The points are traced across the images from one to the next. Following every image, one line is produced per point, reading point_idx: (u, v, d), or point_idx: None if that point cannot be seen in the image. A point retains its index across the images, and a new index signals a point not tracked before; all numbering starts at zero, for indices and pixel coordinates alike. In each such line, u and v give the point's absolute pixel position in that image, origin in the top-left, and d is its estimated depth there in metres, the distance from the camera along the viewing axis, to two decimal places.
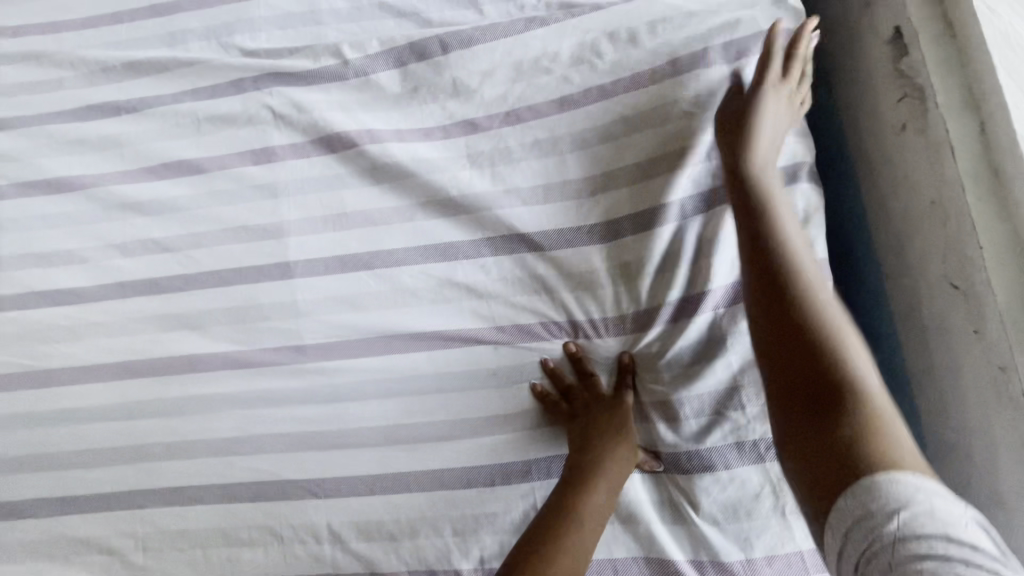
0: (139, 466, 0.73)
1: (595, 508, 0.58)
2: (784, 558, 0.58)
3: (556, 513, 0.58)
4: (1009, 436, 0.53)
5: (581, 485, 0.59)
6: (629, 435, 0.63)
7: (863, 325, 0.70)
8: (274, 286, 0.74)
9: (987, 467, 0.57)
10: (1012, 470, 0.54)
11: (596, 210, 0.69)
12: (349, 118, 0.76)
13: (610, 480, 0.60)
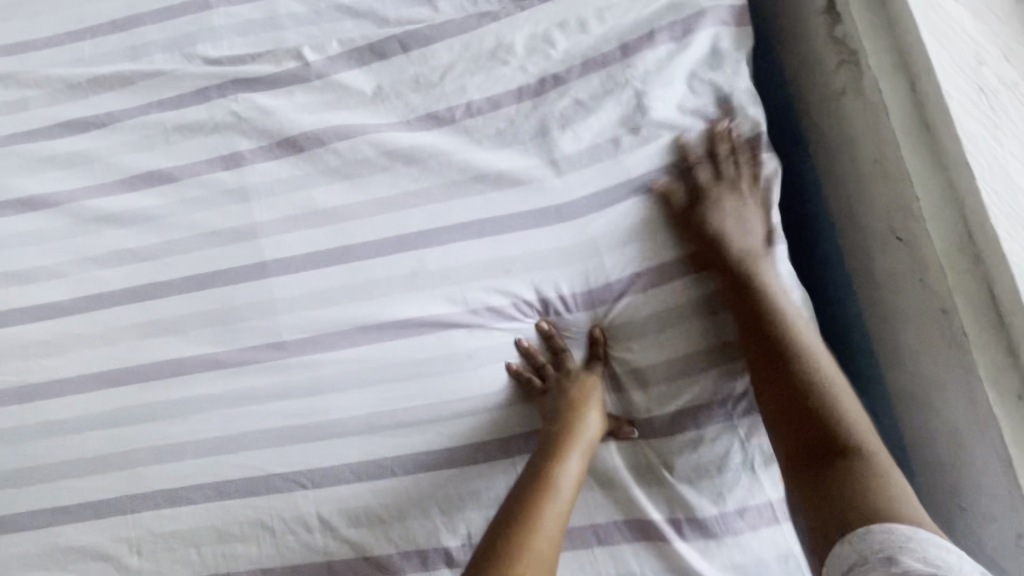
0: (128, 472, 0.74)
1: (568, 471, 0.61)
2: (755, 510, 0.61)
3: (531, 484, 0.60)
4: (954, 377, 0.56)
5: (551, 455, 0.62)
6: (594, 403, 0.65)
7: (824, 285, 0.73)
8: (249, 286, 0.75)
9: (940, 408, 0.59)
10: (959, 409, 0.56)
11: (558, 190, 0.71)
12: (314, 119, 0.78)
13: (580, 446, 0.62)
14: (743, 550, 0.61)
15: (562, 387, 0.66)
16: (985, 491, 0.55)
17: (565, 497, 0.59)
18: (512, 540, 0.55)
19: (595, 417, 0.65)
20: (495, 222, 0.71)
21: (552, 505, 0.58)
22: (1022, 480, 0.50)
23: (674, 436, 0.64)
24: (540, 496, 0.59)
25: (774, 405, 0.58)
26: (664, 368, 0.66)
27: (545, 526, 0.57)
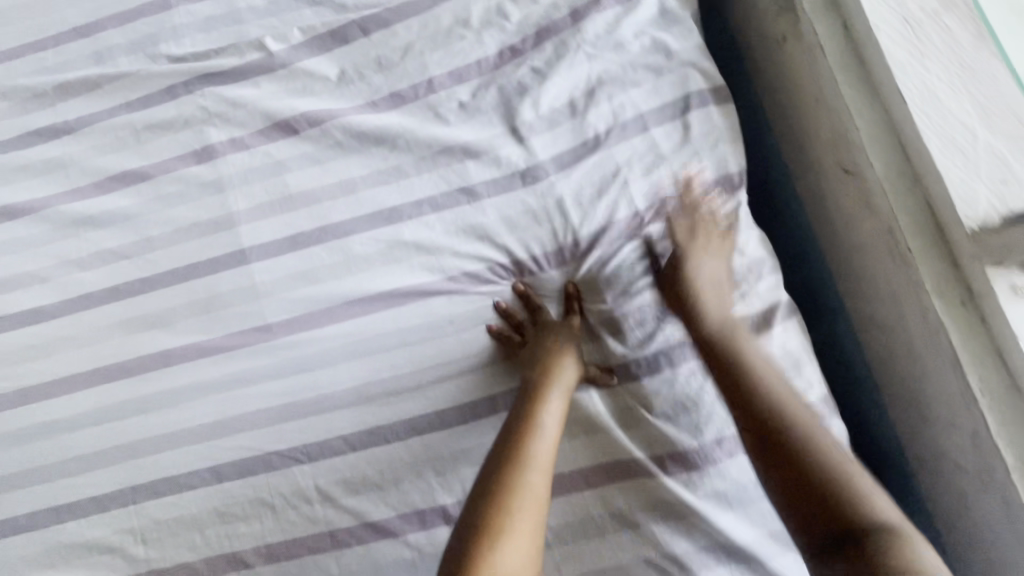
0: (128, 464, 0.76)
1: (551, 411, 0.64)
2: (732, 438, 0.65)
3: (516, 428, 0.62)
4: (907, 294, 0.58)
5: (533, 399, 0.64)
6: (571, 348, 0.68)
7: (785, 227, 0.77)
8: (232, 274, 0.77)
9: (897, 328, 0.62)
10: (914, 324, 0.59)
11: (523, 153, 0.73)
12: (281, 106, 0.80)
13: (560, 386, 0.65)
14: (725, 477, 0.64)
15: (540, 337, 0.69)
16: (943, 399, 0.58)
17: (550, 435, 0.62)
18: (503, 482, 0.58)
19: (572, 359, 0.67)
20: (465, 190, 0.73)
21: (539, 443, 0.61)
22: (972, 378, 0.53)
23: (651, 378, 0.67)
24: (525, 437, 0.61)
25: (771, 466, 0.54)
26: (638, 314, 0.69)
27: (534, 463, 0.60)
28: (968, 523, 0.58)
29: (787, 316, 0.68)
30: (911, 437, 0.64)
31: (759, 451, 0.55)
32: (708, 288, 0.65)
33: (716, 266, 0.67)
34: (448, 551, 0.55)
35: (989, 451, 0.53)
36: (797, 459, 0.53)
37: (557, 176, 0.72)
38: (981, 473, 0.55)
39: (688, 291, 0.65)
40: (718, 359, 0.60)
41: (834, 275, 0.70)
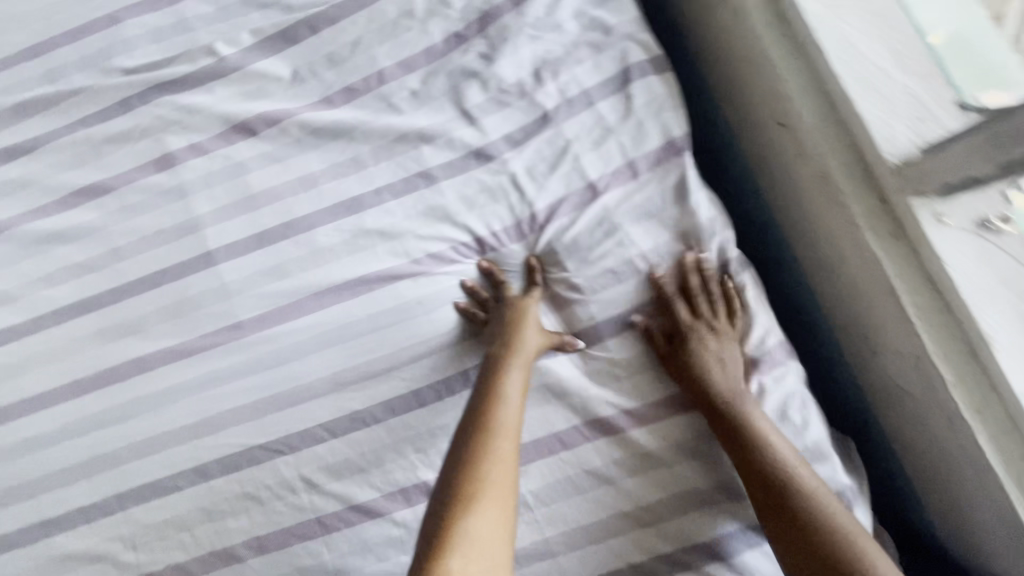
0: (112, 472, 0.76)
1: (512, 382, 0.66)
2: None
3: (480, 403, 0.64)
4: (843, 234, 0.62)
5: (494, 372, 0.67)
6: (530, 317, 0.71)
7: (735, 186, 0.80)
8: (200, 276, 0.78)
9: (837, 268, 0.66)
10: (851, 262, 0.63)
11: (476, 135, 0.75)
12: (237, 109, 0.81)
13: (520, 358, 0.68)
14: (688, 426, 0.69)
15: (500, 312, 0.71)
16: (883, 328, 0.62)
17: (513, 407, 0.64)
18: (471, 455, 0.60)
19: (533, 331, 0.70)
20: (423, 175, 0.75)
21: (503, 414, 0.63)
22: (905, 303, 0.57)
23: (614, 338, 0.71)
24: (489, 410, 0.63)
25: (777, 522, 0.61)
26: (598, 280, 0.72)
27: (501, 433, 0.62)
28: (914, 438, 0.64)
29: (739, 270, 0.72)
30: (860, 370, 0.68)
31: (770, 509, 0.61)
32: (715, 353, 0.68)
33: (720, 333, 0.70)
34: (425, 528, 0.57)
35: (930, 371, 0.57)
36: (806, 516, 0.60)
37: (510, 154, 0.74)
38: (927, 394, 0.59)
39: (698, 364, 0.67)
40: (733, 431, 0.64)
41: (780, 226, 0.74)
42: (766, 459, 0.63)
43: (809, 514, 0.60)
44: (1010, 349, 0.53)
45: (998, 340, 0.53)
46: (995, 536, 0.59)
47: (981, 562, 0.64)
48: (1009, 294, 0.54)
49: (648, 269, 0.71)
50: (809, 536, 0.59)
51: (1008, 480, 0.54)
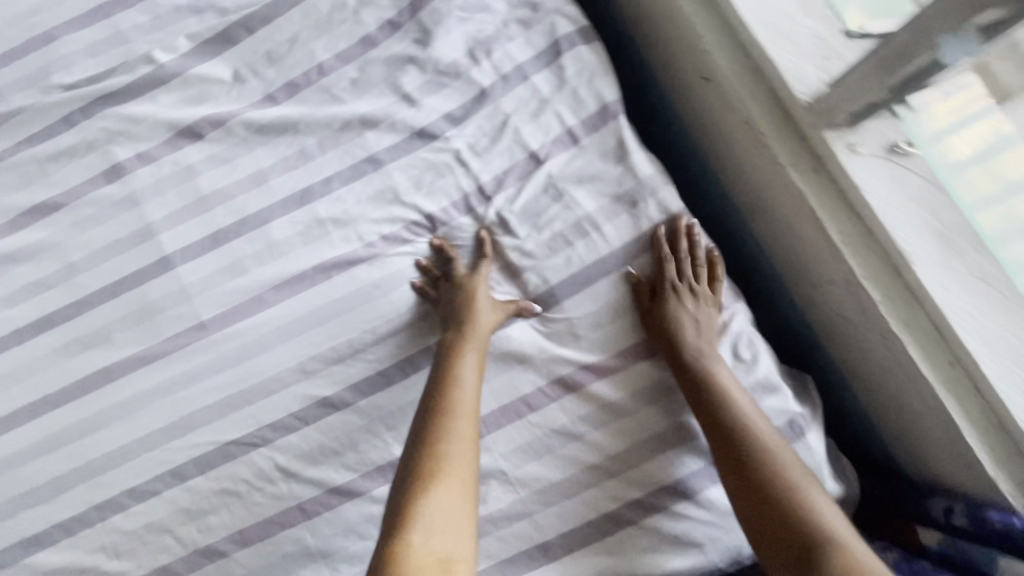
0: (87, 484, 0.76)
1: (466, 365, 0.68)
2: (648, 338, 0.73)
3: (438, 386, 0.66)
4: (771, 175, 0.66)
5: (447, 355, 0.69)
6: (483, 298, 0.73)
7: (675, 144, 0.84)
8: (159, 281, 0.79)
9: (772, 208, 0.69)
10: (782, 201, 0.66)
11: (418, 116, 0.77)
12: (182, 114, 0.82)
13: (473, 339, 0.70)
14: (645, 375, 0.72)
15: (452, 291, 0.73)
16: (819, 260, 0.66)
17: (467, 388, 0.67)
18: (428, 434, 0.62)
19: (486, 311, 0.72)
20: (370, 159, 0.77)
21: (458, 394, 0.66)
22: (831, 233, 0.61)
23: (569, 300, 0.74)
24: (445, 390, 0.66)
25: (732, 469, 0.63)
26: (549, 245, 0.75)
27: (455, 413, 0.64)
28: (863, 360, 0.68)
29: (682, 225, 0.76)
30: (809, 301, 0.72)
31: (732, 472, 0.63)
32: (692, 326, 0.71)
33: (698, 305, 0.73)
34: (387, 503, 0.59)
35: (860, 294, 0.61)
36: (765, 477, 0.61)
37: (452, 131, 0.77)
38: (861, 317, 0.64)
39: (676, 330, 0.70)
40: (703, 399, 0.67)
41: (720, 177, 0.78)
42: (731, 424, 0.65)
43: (767, 475, 0.62)
44: (926, 262, 0.58)
45: (915, 255, 0.58)
46: (936, 443, 0.64)
47: (927, 467, 0.68)
48: (918, 211, 0.59)
49: (597, 230, 0.75)
50: (765, 495, 0.61)
51: (939, 385, 0.59)
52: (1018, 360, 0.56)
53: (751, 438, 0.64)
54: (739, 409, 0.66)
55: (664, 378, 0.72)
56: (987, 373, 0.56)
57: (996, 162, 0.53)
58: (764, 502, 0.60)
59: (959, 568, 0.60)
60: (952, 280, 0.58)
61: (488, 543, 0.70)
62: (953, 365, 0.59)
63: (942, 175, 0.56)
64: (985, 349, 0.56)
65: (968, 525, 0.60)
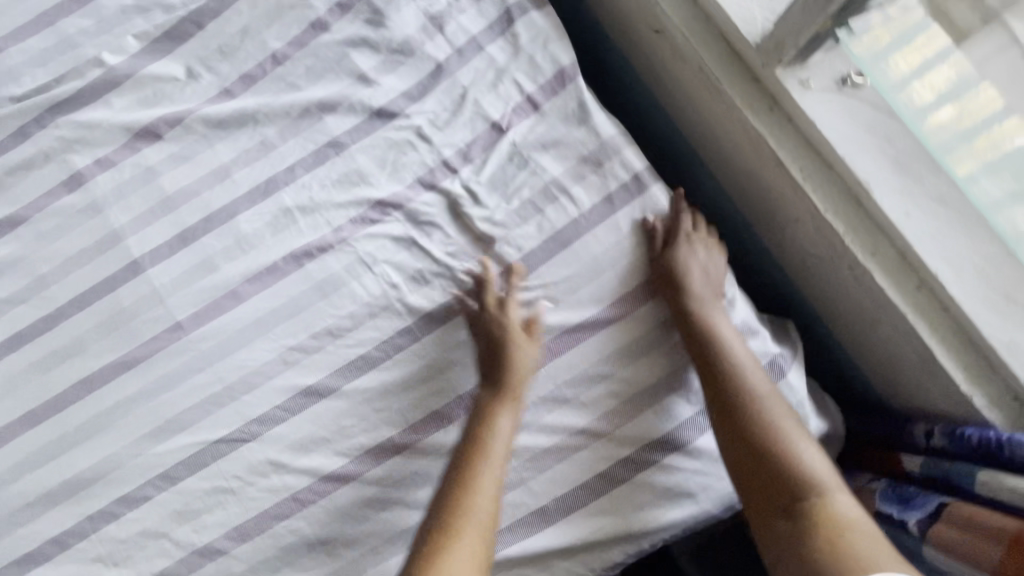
0: (74, 498, 0.75)
1: (501, 428, 0.67)
2: (624, 297, 0.74)
3: (475, 418, 0.68)
4: (729, 120, 0.68)
5: (482, 413, 0.68)
6: (520, 330, 0.71)
7: (639, 106, 0.87)
8: (131, 286, 0.78)
9: (736, 155, 0.72)
10: (742, 144, 0.68)
11: (376, 96, 0.78)
12: (137, 116, 0.81)
13: (510, 398, 0.69)
14: (629, 332, 0.73)
15: (489, 329, 0.72)
16: (784, 200, 0.68)
17: (499, 454, 0.66)
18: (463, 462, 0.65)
19: (524, 350, 0.70)
20: (332, 143, 0.78)
21: (490, 457, 0.66)
22: (791, 170, 0.63)
23: (544, 265, 0.75)
24: (477, 455, 0.65)
25: (728, 425, 0.64)
26: (518, 211, 0.76)
27: (484, 481, 0.64)
28: (836, 294, 0.70)
29: (647, 181, 0.76)
30: (781, 244, 0.75)
31: (727, 429, 0.64)
32: (700, 289, 0.72)
33: (705, 265, 0.74)
34: (422, 529, 0.63)
35: (825, 227, 0.63)
36: (759, 438, 0.62)
37: (411, 108, 0.78)
38: (830, 252, 0.65)
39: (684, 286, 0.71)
40: (708, 357, 0.68)
41: (685, 131, 0.80)
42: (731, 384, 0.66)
43: (762, 436, 0.63)
44: (885, 189, 0.59)
45: (873, 183, 0.59)
46: (912, 370, 0.65)
47: (900, 395, 0.71)
48: (874, 140, 0.61)
49: (564, 193, 0.76)
50: (757, 456, 0.62)
51: (909, 309, 0.60)
52: (980, 276, 0.58)
53: (751, 399, 0.65)
54: (741, 371, 0.67)
55: (647, 333, 0.73)
56: (952, 290, 0.57)
57: (963, 100, 0.58)
58: (755, 462, 0.62)
59: (942, 487, 0.61)
60: (911, 204, 0.59)
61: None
62: (920, 289, 0.60)
63: (914, 125, 0.59)
64: (949, 269, 0.58)
65: (947, 445, 0.62)
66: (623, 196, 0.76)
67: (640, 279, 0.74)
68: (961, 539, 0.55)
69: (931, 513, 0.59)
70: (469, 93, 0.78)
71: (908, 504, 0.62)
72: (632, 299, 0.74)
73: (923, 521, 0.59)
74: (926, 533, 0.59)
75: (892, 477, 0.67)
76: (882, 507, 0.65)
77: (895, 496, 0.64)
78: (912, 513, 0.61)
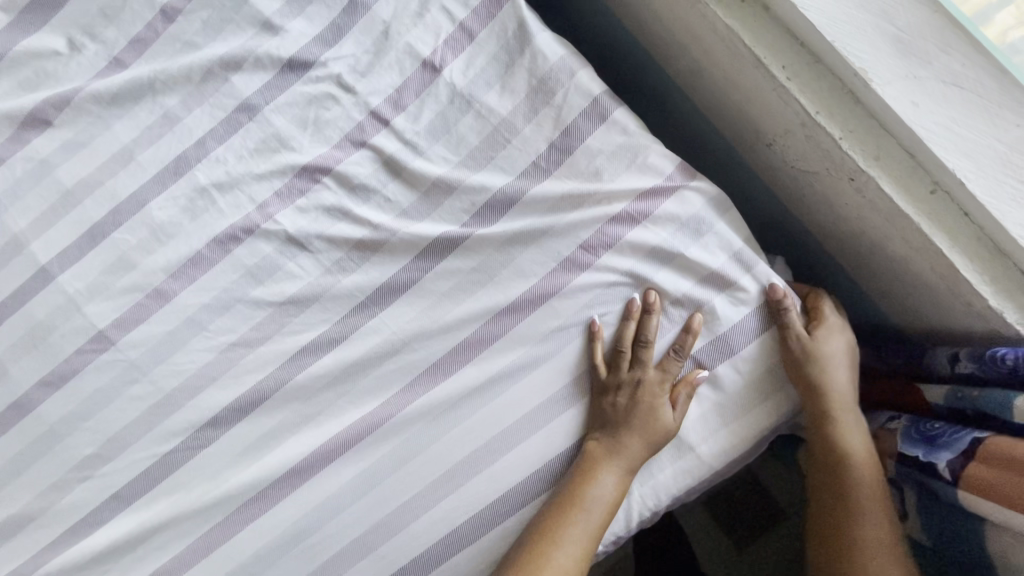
0: (10, 547, 0.64)
1: (602, 483, 0.61)
2: (593, 239, 0.65)
3: (583, 462, 0.62)
4: (697, 21, 0.60)
5: (587, 464, 0.62)
6: (666, 403, 0.63)
7: (600, 22, 0.78)
8: (42, 295, 0.67)
9: (708, 60, 0.63)
10: (715, 46, 0.60)
11: (287, 45, 0.70)
12: (17, 102, 0.69)
13: (627, 456, 0.62)
14: (616, 265, 0.65)
15: (627, 381, 0.63)
16: (768, 109, 0.59)
17: (596, 508, 0.60)
18: (564, 499, 0.61)
19: (662, 421, 0.62)
20: (243, 107, 0.69)
21: (585, 513, 0.60)
22: (770, 66, 0.55)
23: (500, 215, 0.67)
24: (574, 508, 0.60)
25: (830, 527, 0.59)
26: (464, 158, 0.68)
27: (570, 536, 0.59)
28: (834, 212, 0.62)
29: (609, 105, 0.67)
30: (767, 161, 0.66)
31: (834, 553, 0.58)
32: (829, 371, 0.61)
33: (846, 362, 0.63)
34: (516, 548, 0.61)
35: (818, 134, 0.55)
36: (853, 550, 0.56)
37: (328, 55, 0.70)
38: (825, 165, 0.57)
39: (824, 390, 0.61)
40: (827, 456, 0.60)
41: (649, 43, 0.72)
42: (848, 493, 0.58)
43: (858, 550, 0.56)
44: (885, 77, 0.51)
45: (871, 72, 0.51)
46: (932, 292, 0.57)
47: (915, 319, 0.63)
48: (870, 19, 0.51)
49: (515, 134, 0.68)
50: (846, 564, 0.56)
51: (921, 218, 0.51)
52: (1006, 169, 0.48)
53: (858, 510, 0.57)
54: (856, 478, 0.59)
55: (637, 266, 0.65)
56: (971, 188, 0.49)
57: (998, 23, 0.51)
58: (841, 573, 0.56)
59: (972, 418, 0.54)
60: (918, 90, 0.50)
61: (474, 484, 0.63)
62: (935, 192, 0.52)
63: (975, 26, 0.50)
64: (967, 164, 0.49)
65: (976, 371, 0.54)
66: (589, 124, 0.67)
67: (626, 202, 0.65)
68: (1002, 482, 0.49)
69: (963, 453, 0.52)
70: (392, 26, 0.71)
71: (935, 444, 0.55)
72: (624, 222, 0.65)
73: (955, 462, 0.53)
74: (958, 476, 0.52)
75: (912, 411, 0.60)
76: (905, 448, 0.58)
77: (919, 435, 0.57)
78: (940, 455, 0.54)
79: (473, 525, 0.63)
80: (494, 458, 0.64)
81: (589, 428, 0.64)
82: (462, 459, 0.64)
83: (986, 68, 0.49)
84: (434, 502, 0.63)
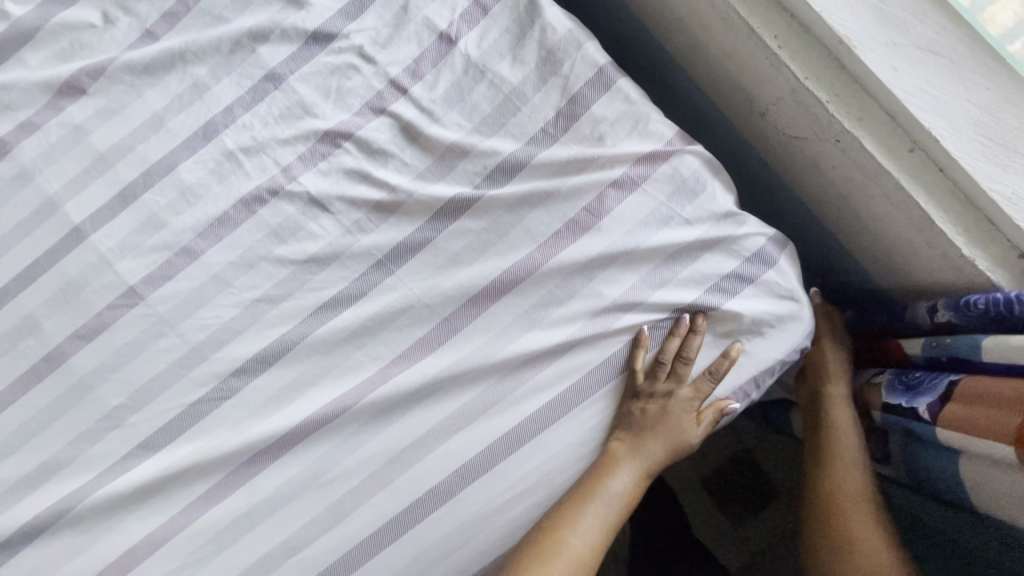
0: (36, 494, 0.66)
1: (619, 479, 0.68)
2: (594, 201, 0.70)
3: (605, 460, 0.69)
4: None
5: (608, 460, 0.69)
6: (697, 425, 0.71)
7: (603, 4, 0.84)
8: (75, 253, 0.70)
9: (705, 33, 0.68)
10: (711, 17, 0.65)
11: (312, 18, 0.75)
12: (52, 71, 0.73)
13: (646, 460, 0.70)
14: (619, 228, 0.69)
15: (663, 396, 0.70)
16: (761, 78, 0.64)
17: (610, 500, 0.68)
18: (583, 489, 0.68)
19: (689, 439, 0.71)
20: (270, 76, 0.74)
21: (598, 504, 0.68)
22: (761, 36, 0.60)
23: (508, 180, 0.71)
24: (589, 496, 0.68)
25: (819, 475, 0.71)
26: (477, 126, 0.73)
27: (585, 522, 0.67)
28: (821, 175, 0.67)
29: (612, 75, 0.72)
30: (759, 130, 0.71)
31: (820, 494, 0.70)
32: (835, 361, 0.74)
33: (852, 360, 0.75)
34: (535, 525, 0.68)
35: (806, 99, 0.60)
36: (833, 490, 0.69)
37: (350, 28, 0.75)
38: (814, 129, 0.62)
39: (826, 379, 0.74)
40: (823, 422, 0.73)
41: (650, 20, 0.77)
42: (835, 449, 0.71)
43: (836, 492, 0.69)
44: (868, 44, 0.55)
45: (855, 39, 0.55)
46: (910, 246, 0.62)
47: (897, 275, 0.68)
48: None
49: (525, 103, 0.73)
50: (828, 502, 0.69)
51: (900, 173, 0.56)
52: (976, 127, 0.53)
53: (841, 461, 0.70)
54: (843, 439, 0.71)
55: (639, 226, 0.69)
56: (945, 145, 0.53)
57: None
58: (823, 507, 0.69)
59: (948, 365, 0.60)
60: (896, 55, 0.55)
61: (485, 423, 0.68)
62: (913, 151, 0.57)
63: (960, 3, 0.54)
64: (941, 122, 0.54)
65: (954, 320, 0.59)
66: (593, 93, 0.72)
67: (627, 167, 0.70)
68: (970, 416, 0.55)
69: (940, 396, 0.59)
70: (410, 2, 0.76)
71: (915, 392, 0.62)
72: (624, 187, 0.70)
73: (931, 405, 0.59)
74: (934, 416, 0.58)
75: (897, 366, 0.68)
76: (891, 397, 0.66)
77: (902, 385, 0.65)
78: (919, 400, 0.61)
79: (483, 460, 0.68)
80: (504, 402, 0.69)
81: (612, 428, 0.70)
82: (471, 400, 0.69)
83: (959, 35, 0.54)
84: (446, 442, 0.68)
